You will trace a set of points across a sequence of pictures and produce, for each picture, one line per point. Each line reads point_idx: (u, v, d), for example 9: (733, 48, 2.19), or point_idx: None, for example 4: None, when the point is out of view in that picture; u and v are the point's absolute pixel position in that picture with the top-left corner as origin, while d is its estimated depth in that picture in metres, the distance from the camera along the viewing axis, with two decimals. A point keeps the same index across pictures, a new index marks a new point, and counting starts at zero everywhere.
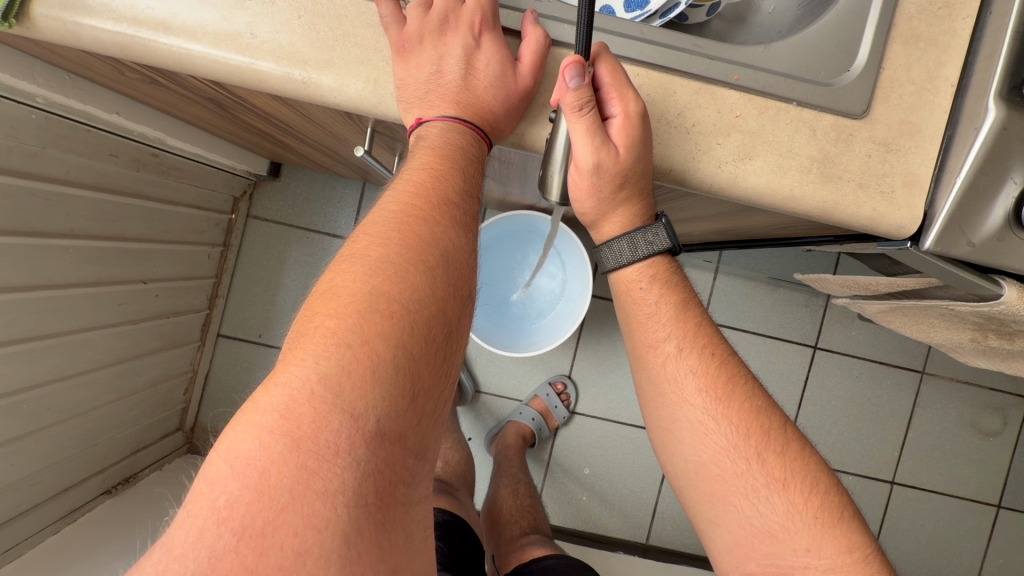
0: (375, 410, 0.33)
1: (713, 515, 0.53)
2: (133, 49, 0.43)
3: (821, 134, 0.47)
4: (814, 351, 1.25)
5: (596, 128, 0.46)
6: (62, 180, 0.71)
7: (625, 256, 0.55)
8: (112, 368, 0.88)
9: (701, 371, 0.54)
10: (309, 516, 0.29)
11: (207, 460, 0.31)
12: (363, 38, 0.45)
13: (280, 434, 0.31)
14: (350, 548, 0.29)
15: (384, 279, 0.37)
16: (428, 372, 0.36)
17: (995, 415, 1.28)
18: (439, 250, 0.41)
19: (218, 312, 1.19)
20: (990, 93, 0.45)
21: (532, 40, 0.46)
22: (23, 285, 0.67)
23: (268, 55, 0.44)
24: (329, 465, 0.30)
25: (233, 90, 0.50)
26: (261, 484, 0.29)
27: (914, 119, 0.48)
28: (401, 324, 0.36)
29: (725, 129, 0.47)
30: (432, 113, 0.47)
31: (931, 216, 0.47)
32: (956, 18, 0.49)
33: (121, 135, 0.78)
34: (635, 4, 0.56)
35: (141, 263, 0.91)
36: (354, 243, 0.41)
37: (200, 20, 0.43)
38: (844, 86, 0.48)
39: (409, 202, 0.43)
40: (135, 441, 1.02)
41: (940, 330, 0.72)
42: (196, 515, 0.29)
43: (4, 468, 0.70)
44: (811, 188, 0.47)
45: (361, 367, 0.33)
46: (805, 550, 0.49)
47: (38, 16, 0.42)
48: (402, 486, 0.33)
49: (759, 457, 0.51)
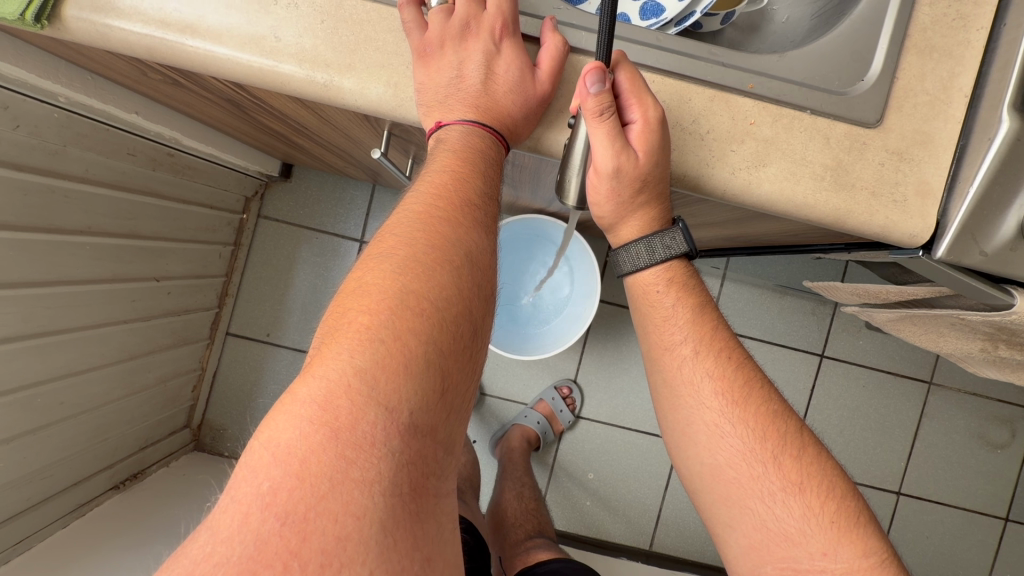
0: (408, 403, 0.33)
1: (728, 518, 0.53)
2: (160, 52, 0.44)
3: (836, 142, 0.48)
4: (821, 360, 1.25)
5: (617, 133, 0.46)
6: (80, 177, 0.72)
7: (642, 259, 0.55)
8: (125, 364, 0.89)
9: (718, 374, 0.54)
10: (348, 504, 0.30)
11: (248, 449, 0.32)
12: (385, 43, 0.46)
13: (320, 424, 0.31)
14: (387, 536, 0.30)
15: (413, 277, 0.38)
16: (457, 368, 0.37)
17: (1003, 428, 1.27)
18: (465, 250, 0.42)
19: (228, 311, 1.20)
20: (1003, 104, 0.45)
21: (551, 47, 0.47)
22: (39, 280, 0.68)
23: (291, 59, 0.44)
24: (366, 455, 0.31)
25: (253, 91, 0.51)
26: (303, 471, 0.30)
27: (928, 128, 0.48)
28: (431, 321, 0.36)
29: (740, 136, 0.47)
30: (452, 116, 0.48)
31: (943, 226, 0.47)
32: (970, 30, 0.49)
33: (139, 135, 0.79)
34: (650, 12, 0.57)
35: (154, 261, 0.92)
36: (380, 242, 0.42)
37: (226, 23, 0.44)
38: (858, 96, 0.48)
39: (433, 203, 0.44)
40: (142, 437, 1.03)
41: (950, 339, 0.72)
42: (240, 500, 0.29)
43: (17, 460, 0.71)
44: (827, 196, 0.47)
45: (394, 362, 0.34)
46: (820, 554, 0.49)
47: (70, 18, 0.43)
48: (432, 478, 0.34)
49: (776, 460, 0.52)
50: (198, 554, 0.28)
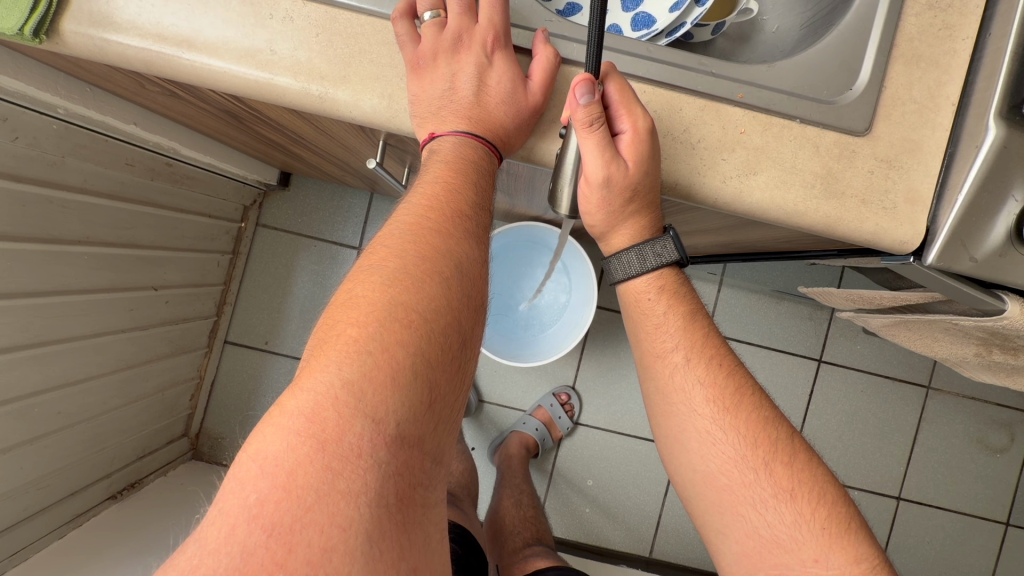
0: (396, 415, 0.34)
1: (722, 525, 0.53)
2: (157, 65, 0.45)
3: (824, 151, 0.48)
4: (819, 365, 1.25)
5: (607, 144, 0.47)
6: (79, 188, 0.73)
7: (633, 267, 0.56)
8: (123, 373, 0.90)
9: (709, 382, 0.55)
10: (334, 515, 0.30)
11: (236, 461, 0.32)
12: (379, 55, 0.46)
13: (307, 436, 0.32)
14: (372, 547, 0.30)
15: (402, 289, 0.39)
16: (445, 379, 0.37)
17: (1002, 432, 1.27)
18: (455, 262, 0.42)
19: (226, 319, 1.21)
20: (990, 112, 0.46)
21: (543, 58, 0.47)
22: (37, 291, 0.68)
23: (286, 72, 0.45)
24: (353, 466, 0.31)
25: (250, 103, 0.52)
26: (290, 484, 0.30)
27: (916, 136, 0.49)
28: (419, 333, 0.37)
29: (730, 145, 0.48)
30: (445, 127, 0.48)
31: (933, 232, 0.48)
32: (956, 39, 0.50)
33: (136, 146, 0.80)
34: (642, 24, 0.58)
35: (152, 270, 0.92)
36: (371, 254, 0.42)
37: (222, 37, 0.45)
38: (846, 104, 0.49)
39: (424, 215, 0.44)
40: (140, 446, 1.03)
41: (945, 344, 0.72)
42: (228, 512, 0.30)
43: (15, 470, 0.71)
44: (816, 203, 0.48)
45: (382, 373, 0.34)
46: (812, 561, 0.49)
47: (68, 33, 0.44)
48: (420, 488, 0.34)
49: (767, 467, 0.52)
50: (187, 565, 0.28)
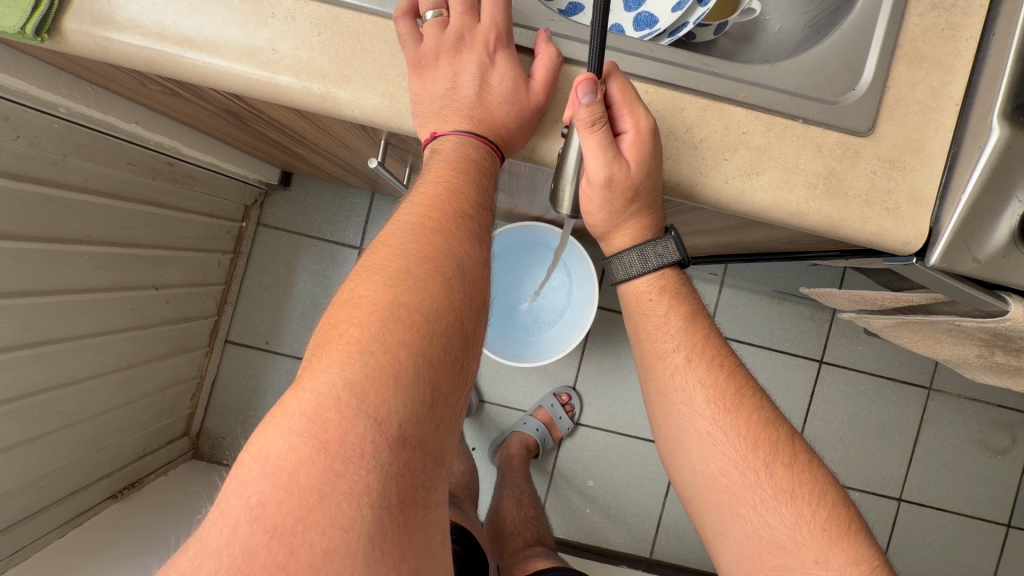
0: (398, 416, 0.34)
1: (722, 526, 0.53)
2: (159, 65, 0.45)
3: (827, 151, 0.48)
4: (820, 366, 1.25)
5: (608, 144, 0.47)
6: (80, 187, 0.73)
7: (635, 267, 0.56)
8: (123, 372, 0.89)
9: (710, 382, 0.55)
10: (336, 516, 0.30)
11: (238, 461, 0.32)
12: (381, 54, 0.46)
13: (309, 437, 0.32)
14: (374, 548, 0.30)
15: (404, 288, 0.38)
16: (447, 379, 0.37)
17: (1004, 433, 1.27)
18: (457, 261, 0.42)
19: (227, 318, 1.21)
20: (993, 113, 0.46)
21: (544, 58, 0.47)
22: (38, 290, 0.68)
23: (287, 71, 0.45)
24: (355, 467, 0.31)
25: (251, 102, 0.52)
26: (292, 485, 0.30)
27: (918, 136, 0.49)
28: (422, 333, 0.37)
29: (733, 145, 0.48)
30: (446, 127, 0.48)
31: (936, 233, 0.48)
32: (959, 39, 0.50)
33: (138, 145, 0.80)
34: (644, 24, 0.58)
35: (152, 270, 0.92)
36: (373, 254, 0.42)
37: (224, 36, 0.45)
38: (849, 104, 0.48)
39: (425, 214, 0.44)
40: (140, 446, 1.03)
41: (947, 346, 0.72)
42: (230, 513, 0.29)
43: (14, 470, 0.71)
44: (819, 204, 0.48)
45: (384, 373, 0.34)
46: (812, 562, 0.49)
47: (69, 32, 0.44)
48: (421, 489, 0.34)
49: (767, 468, 0.52)
50: (188, 566, 0.28)
